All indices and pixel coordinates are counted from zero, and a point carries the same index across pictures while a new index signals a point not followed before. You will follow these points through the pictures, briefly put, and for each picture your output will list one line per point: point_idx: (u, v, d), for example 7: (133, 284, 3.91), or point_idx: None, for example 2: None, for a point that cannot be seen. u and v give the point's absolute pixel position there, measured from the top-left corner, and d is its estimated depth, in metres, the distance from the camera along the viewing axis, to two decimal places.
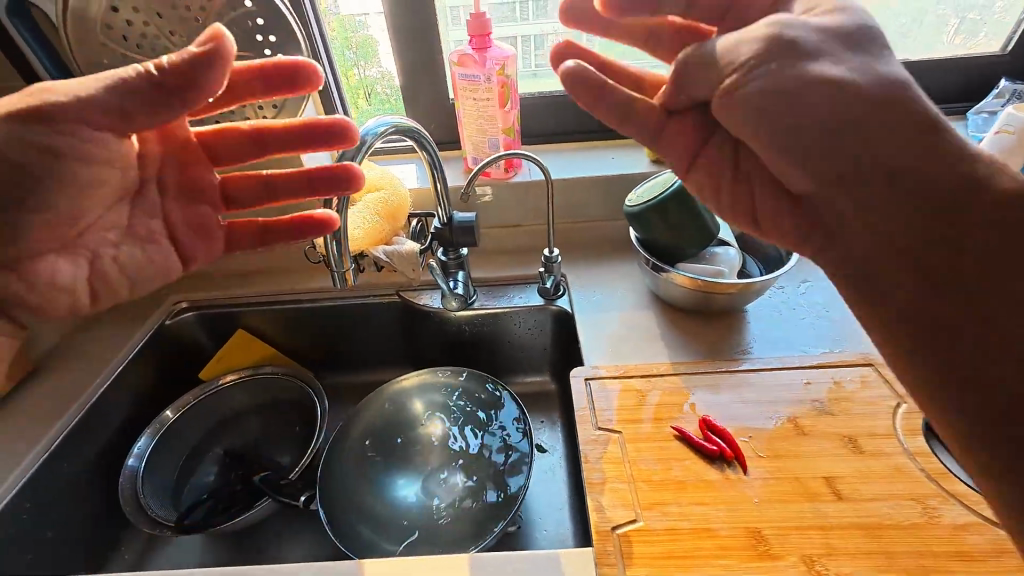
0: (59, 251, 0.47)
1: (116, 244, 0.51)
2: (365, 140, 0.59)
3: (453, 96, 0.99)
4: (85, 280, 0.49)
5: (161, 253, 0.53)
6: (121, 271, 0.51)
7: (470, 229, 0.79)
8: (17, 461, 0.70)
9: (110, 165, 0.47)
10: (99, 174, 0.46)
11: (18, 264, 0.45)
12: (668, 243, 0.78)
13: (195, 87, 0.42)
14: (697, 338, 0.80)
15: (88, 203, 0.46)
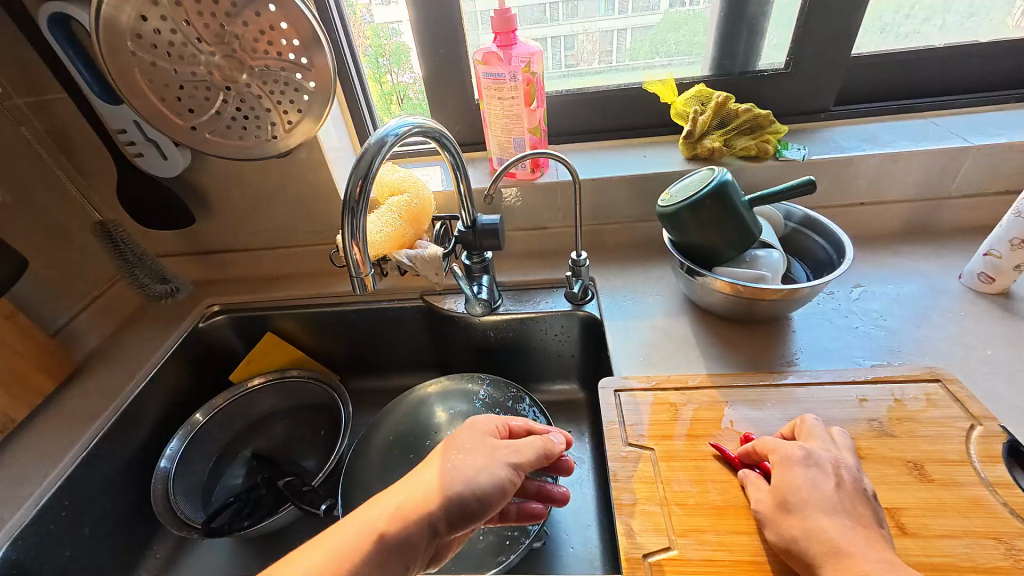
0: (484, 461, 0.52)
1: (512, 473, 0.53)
2: (385, 141, 0.56)
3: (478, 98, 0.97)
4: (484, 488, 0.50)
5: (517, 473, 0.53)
6: (506, 474, 0.52)
7: (495, 231, 0.78)
8: (58, 459, 0.72)
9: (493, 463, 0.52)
10: (485, 466, 0.51)
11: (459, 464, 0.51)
12: (707, 246, 0.72)
13: (475, 426, 0.57)
14: (737, 348, 0.74)
15: (488, 461, 0.52)
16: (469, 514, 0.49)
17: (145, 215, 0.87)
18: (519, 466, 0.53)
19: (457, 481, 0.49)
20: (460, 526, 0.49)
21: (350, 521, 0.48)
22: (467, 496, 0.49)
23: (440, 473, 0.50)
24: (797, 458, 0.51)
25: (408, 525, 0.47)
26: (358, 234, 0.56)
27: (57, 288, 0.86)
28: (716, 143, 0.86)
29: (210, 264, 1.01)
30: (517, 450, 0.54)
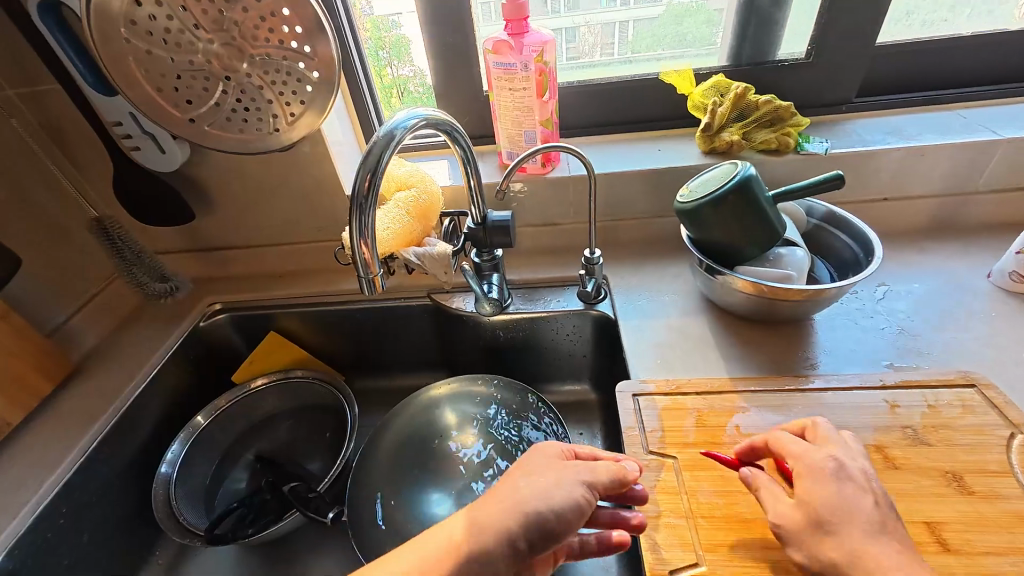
0: (555, 479, 0.49)
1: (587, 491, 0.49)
2: (394, 134, 0.53)
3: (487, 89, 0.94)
4: (558, 505, 0.47)
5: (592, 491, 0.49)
6: (580, 492, 0.48)
7: (506, 228, 0.75)
8: (56, 464, 0.70)
9: (566, 481, 0.49)
10: (557, 483, 0.49)
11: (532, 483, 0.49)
12: (729, 244, 0.69)
13: (545, 450, 0.55)
14: (758, 350, 0.72)
15: (561, 479, 0.49)
16: (546, 536, 0.46)
17: (142, 211, 0.84)
18: (593, 482, 0.50)
19: (531, 500, 0.47)
20: (538, 551, 0.46)
21: (426, 540, 0.47)
22: (541, 513, 0.46)
23: (511, 492, 0.48)
24: (829, 471, 0.47)
25: (484, 543, 0.45)
26: (366, 231, 0.52)
27: (52, 287, 0.84)
28: (734, 136, 0.83)
29: (210, 261, 0.98)
30: (590, 468, 0.51)
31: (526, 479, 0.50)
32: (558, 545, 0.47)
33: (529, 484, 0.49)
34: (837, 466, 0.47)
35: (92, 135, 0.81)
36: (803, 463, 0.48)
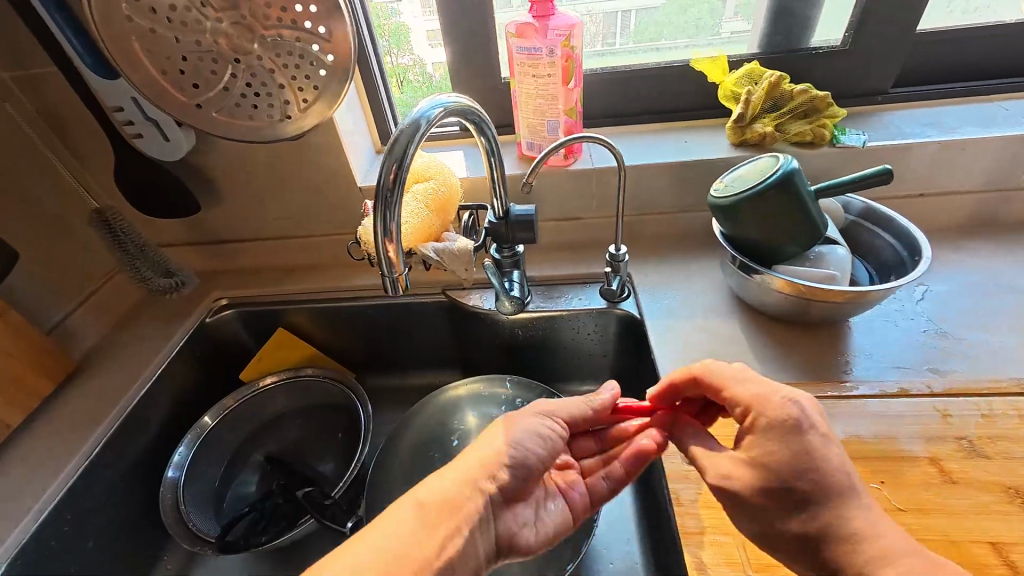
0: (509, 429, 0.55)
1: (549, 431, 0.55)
2: (419, 123, 0.49)
3: (507, 74, 0.90)
4: (517, 451, 0.53)
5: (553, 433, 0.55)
6: (538, 435, 0.54)
7: (529, 224, 0.72)
8: (59, 468, 0.67)
9: (524, 431, 0.54)
10: (512, 435, 0.54)
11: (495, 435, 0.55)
12: (766, 242, 0.66)
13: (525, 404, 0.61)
14: (794, 353, 0.68)
15: (516, 428, 0.55)
16: (516, 471, 0.52)
17: (146, 202, 0.80)
18: (549, 417, 0.56)
19: (491, 452, 0.53)
20: (509, 484, 0.52)
21: (388, 512, 0.48)
22: (503, 450, 0.53)
23: (470, 451, 0.53)
24: (787, 429, 0.42)
25: (448, 488, 0.49)
26: (393, 228, 0.49)
27: (53, 281, 0.80)
28: (767, 128, 0.79)
29: (217, 254, 0.95)
30: (547, 409, 0.57)
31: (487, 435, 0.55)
32: (536, 477, 0.54)
33: (486, 438, 0.55)
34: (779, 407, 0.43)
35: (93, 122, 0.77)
36: (760, 417, 0.44)
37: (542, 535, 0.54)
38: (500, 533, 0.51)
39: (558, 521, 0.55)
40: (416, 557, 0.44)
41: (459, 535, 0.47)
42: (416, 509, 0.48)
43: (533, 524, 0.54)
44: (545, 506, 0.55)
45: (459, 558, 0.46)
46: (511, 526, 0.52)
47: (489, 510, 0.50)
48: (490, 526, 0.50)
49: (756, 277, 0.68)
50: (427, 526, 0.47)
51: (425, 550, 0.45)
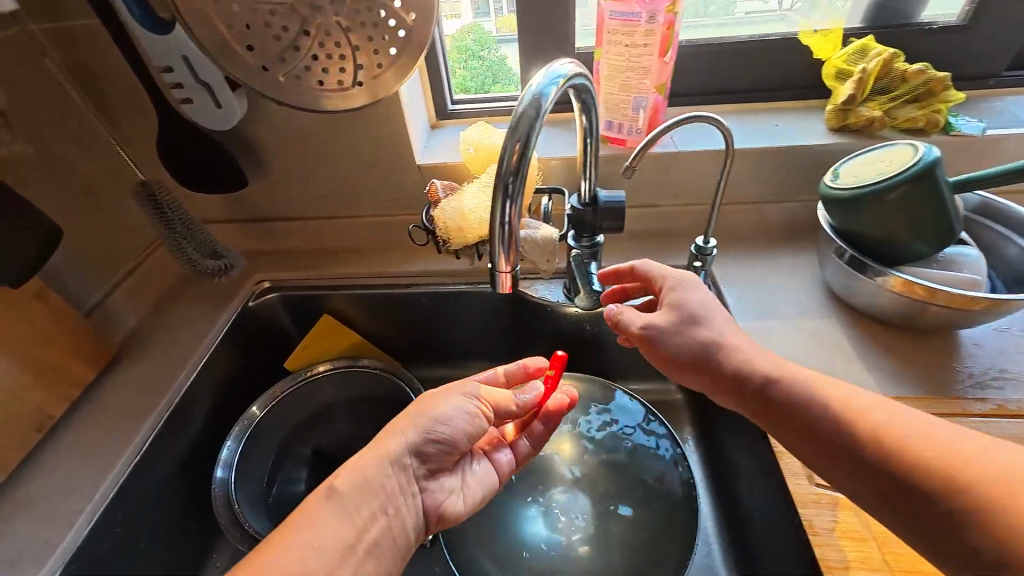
0: (430, 415, 0.56)
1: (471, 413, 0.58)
2: (540, 106, 0.41)
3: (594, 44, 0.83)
4: (434, 436, 0.56)
5: (474, 418, 0.58)
6: (457, 419, 0.57)
7: (619, 213, 0.65)
8: (108, 465, 0.62)
9: (444, 416, 0.57)
10: (430, 419, 0.56)
11: (416, 421, 0.56)
12: (889, 239, 0.60)
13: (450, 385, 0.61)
14: (906, 363, 0.62)
15: (438, 413, 0.57)
16: (441, 447, 0.56)
17: (194, 177, 0.74)
18: (477, 400, 0.59)
19: (413, 438, 0.55)
20: (431, 459, 0.56)
21: (304, 508, 0.50)
22: (429, 429, 0.56)
23: (384, 437, 0.55)
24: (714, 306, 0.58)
25: (367, 472, 0.52)
26: (511, 217, 0.42)
27: (91, 259, 0.74)
28: (875, 112, 0.72)
29: (259, 232, 0.88)
30: (475, 394, 0.59)
31: (404, 421, 0.56)
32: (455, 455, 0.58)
33: (404, 423, 0.56)
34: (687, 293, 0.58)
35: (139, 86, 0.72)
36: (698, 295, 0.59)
37: (468, 499, 0.60)
38: (427, 503, 0.56)
39: (482, 483, 0.61)
40: (338, 541, 0.48)
41: (383, 514, 0.52)
42: (332, 496, 0.50)
43: (458, 490, 0.59)
44: (470, 473, 0.61)
45: (382, 534, 0.51)
46: (436, 495, 0.57)
47: (410, 484, 0.55)
48: (414, 500, 0.55)
49: (872, 278, 0.62)
50: (348, 511, 0.50)
51: (349, 530, 0.49)
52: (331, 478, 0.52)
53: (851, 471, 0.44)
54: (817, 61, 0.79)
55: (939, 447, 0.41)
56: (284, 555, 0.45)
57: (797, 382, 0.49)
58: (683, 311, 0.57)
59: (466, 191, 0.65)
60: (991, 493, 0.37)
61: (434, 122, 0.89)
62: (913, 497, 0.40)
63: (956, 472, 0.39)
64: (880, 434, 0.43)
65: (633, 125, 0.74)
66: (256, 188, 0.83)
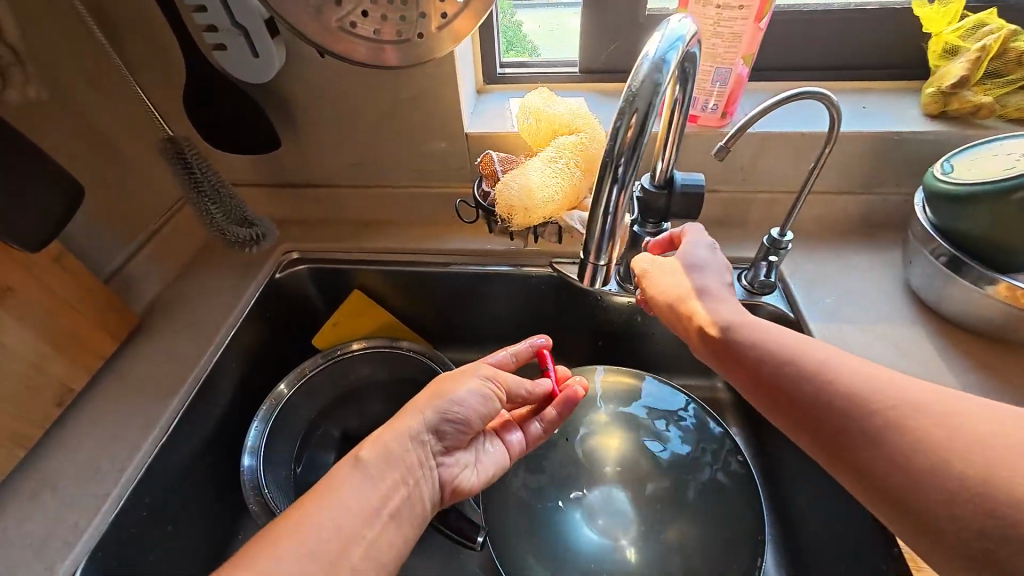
0: (444, 394, 0.52)
1: (484, 394, 0.53)
2: (662, 74, 0.34)
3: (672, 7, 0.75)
4: (448, 415, 0.51)
5: (487, 398, 0.53)
6: (474, 398, 0.53)
7: (698, 200, 0.52)
8: (134, 445, 0.58)
9: (463, 398, 0.52)
10: (450, 398, 0.52)
11: (433, 398, 0.52)
12: (1003, 244, 0.53)
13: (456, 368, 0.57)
14: (1004, 379, 0.56)
15: (454, 392, 0.52)
16: (457, 425, 0.52)
17: (227, 137, 0.69)
18: (490, 380, 0.55)
19: (430, 416, 0.51)
20: (448, 436, 0.52)
21: (329, 477, 0.46)
22: (445, 409, 0.51)
23: (399, 414, 0.51)
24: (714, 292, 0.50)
25: (389, 443, 0.48)
26: (617, 208, 0.38)
27: (112, 221, 0.70)
28: (984, 97, 0.65)
29: (288, 198, 0.82)
30: (489, 373, 0.55)
31: (425, 397, 0.52)
32: (469, 433, 0.54)
33: (423, 400, 0.52)
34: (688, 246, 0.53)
35: (167, 34, 0.65)
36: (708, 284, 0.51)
37: (482, 476, 0.55)
38: (444, 478, 0.52)
39: (496, 463, 0.57)
40: (364, 511, 0.44)
41: (404, 486, 0.47)
42: (359, 466, 0.46)
43: (472, 467, 0.55)
44: (483, 450, 0.57)
45: (404, 505, 0.47)
46: (452, 471, 0.52)
47: (428, 459, 0.50)
48: (432, 474, 0.50)
49: (973, 283, 0.56)
50: (373, 481, 0.46)
51: (373, 500, 0.45)
52: (360, 447, 0.48)
53: (798, 424, 0.41)
54: (915, 36, 0.71)
55: (895, 398, 0.37)
56: (310, 521, 0.42)
57: (761, 329, 0.46)
58: (681, 264, 0.53)
59: (530, 165, 0.60)
60: (942, 447, 0.34)
61: (480, 87, 0.81)
62: (856, 447, 0.37)
63: (915, 427, 0.35)
64: (841, 384, 0.39)
65: (717, 100, 0.67)
66: (285, 148, 0.76)
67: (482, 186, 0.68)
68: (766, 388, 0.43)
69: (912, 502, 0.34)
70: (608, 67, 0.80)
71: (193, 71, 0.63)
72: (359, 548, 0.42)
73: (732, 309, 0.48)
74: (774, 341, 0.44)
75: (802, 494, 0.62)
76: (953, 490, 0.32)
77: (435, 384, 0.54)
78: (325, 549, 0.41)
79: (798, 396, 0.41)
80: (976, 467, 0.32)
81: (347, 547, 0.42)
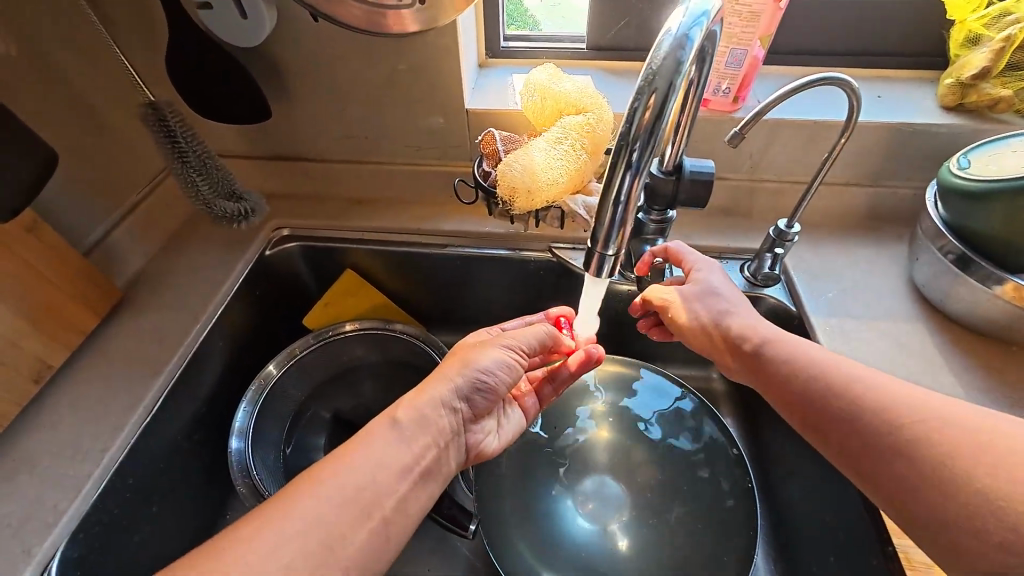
0: (471, 361, 0.51)
1: (511, 361, 0.53)
2: (684, 54, 0.32)
3: None
4: (477, 382, 0.51)
5: (513, 366, 0.53)
6: (501, 364, 0.52)
7: (707, 187, 0.51)
8: (117, 426, 0.57)
9: (491, 366, 0.52)
10: (478, 366, 0.51)
11: (462, 365, 0.51)
12: (1018, 244, 0.52)
13: (474, 338, 0.57)
14: (1003, 379, 0.56)
15: (482, 358, 0.52)
16: (484, 393, 0.52)
17: (216, 103, 0.65)
18: (513, 348, 0.54)
19: (462, 381, 0.50)
20: (477, 405, 0.52)
21: (365, 432, 0.44)
22: (475, 378, 0.51)
23: (426, 380, 0.50)
24: (731, 310, 0.51)
25: (423, 406, 0.47)
26: (629, 196, 0.36)
27: (92, 190, 0.66)
28: (1003, 91, 0.63)
29: (278, 172, 0.79)
30: (515, 339, 0.54)
31: (455, 362, 0.52)
32: (496, 399, 0.54)
33: (453, 364, 0.52)
34: (704, 274, 0.54)
35: None
36: (730, 302, 0.52)
37: (503, 440, 0.56)
38: (470, 443, 0.52)
39: (515, 428, 0.58)
40: (399, 467, 0.43)
41: (435, 448, 0.47)
42: (395, 426, 0.45)
43: (495, 432, 0.56)
44: (504, 417, 0.58)
45: (437, 466, 0.47)
46: (477, 436, 0.53)
47: (459, 426, 0.50)
48: (460, 441, 0.50)
49: (981, 282, 0.55)
50: (408, 441, 0.45)
51: (408, 459, 0.44)
52: (394, 407, 0.47)
53: (826, 439, 0.40)
54: (935, 23, 0.69)
55: (923, 411, 0.37)
56: (346, 471, 0.40)
57: (789, 345, 0.46)
58: (695, 291, 0.53)
59: (533, 146, 0.57)
60: (977, 472, 0.33)
61: (482, 61, 0.78)
62: (885, 462, 0.36)
63: (945, 449, 0.34)
64: (870, 401, 0.38)
65: (730, 83, 0.64)
66: (276, 119, 0.73)
67: (483, 166, 0.65)
68: (794, 402, 0.43)
69: (938, 518, 0.34)
70: (616, 45, 0.76)
71: (181, 56, 0.61)
72: (392, 499, 0.41)
73: (758, 326, 0.48)
74: (801, 356, 0.44)
75: (794, 486, 0.62)
76: (984, 517, 0.32)
77: (461, 352, 0.53)
78: (359, 497, 0.40)
79: (826, 411, 0.40)
80: (1010, 487, 0.32)
81: (381, 498, 0.41)
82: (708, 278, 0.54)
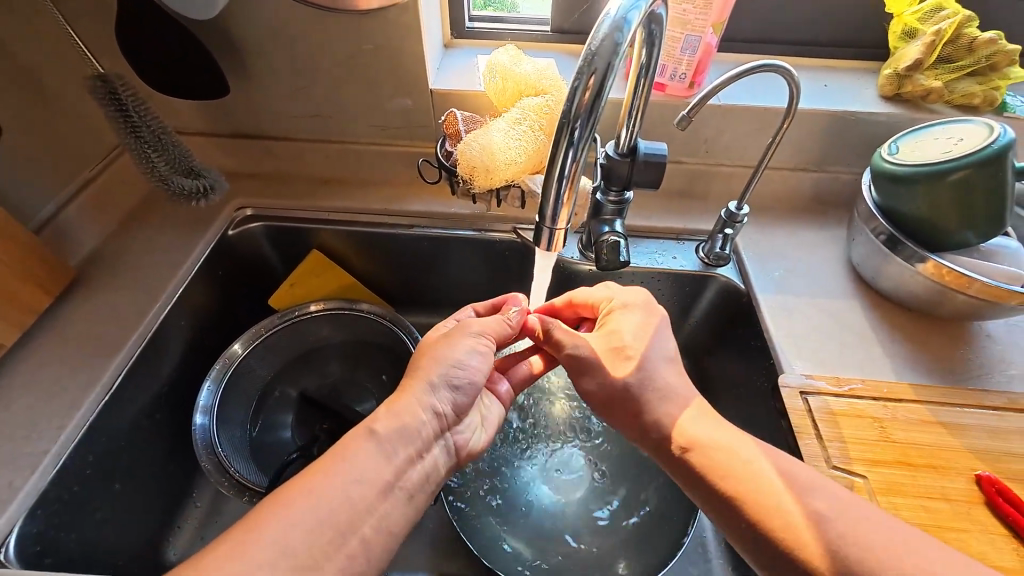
0: (439, 359, 0.52)
1: (478, 345, 0.54)
2: (622, 36, 0.34)
3: None
4: (447, 379, 0.52)
5: (482, 352, 0.55)
6: (473, 351, 0.54)
7: (659, 169, 0.53)
8: (74, 404, 0.56)
9: (464, 363, 0.53)
10: (449, 361, 0.52)
11: (431, 367, 0.52)
12: (936, 225, 0.57)
13: (439, 329, 0.58)
14: (920, 351, 0.61)
15: (450, 350, 0.53)
16: (459, 389, 0.52)
17: (197, 91, 0.68)
18: (479, 335, 0.55)
19: (438, 379, 0.51)
20: (457, 403, 0.52)
21: (343, 446, 0.44)
22: (449, 374, 0.52)
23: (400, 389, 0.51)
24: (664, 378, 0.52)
25: (400, 417, 0.48)
26: (572, 169, 0.37)
27: (37, 164, 0.64)
28: (934, 82, 0.67)
29: (240, 150, 0.78)
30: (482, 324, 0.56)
31: (427, 358, 0.53)
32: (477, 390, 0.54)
33: (425, 361, 0.53)
34: (649, 318, 0.56)
35: None
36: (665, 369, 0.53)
37: (491, 433, 0.57)
38: (456, 445, 0.52)
39: (498, 415, 0.59)
40: (379, 482, 0.43)
41: (418, 457, 0.47)
42: (375, 439, 0.46)
43: (480, 427, 0.56)
44: (486, 407, 0.58)
45: (421, 476, 0.47)
46: (463, 435, 0.53)
47: (442, 428, 0.51)
48: (446, 443, 0.51)
49: (906, 260, 0.60)
50: (386, 453, 0.45)
51: (389, 473, 0.45)
52: (376, 420, 0.47)
53: (725, 515, 0.44)
54: (877, 16, 0.73)
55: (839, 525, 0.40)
56: (323, 489, 0.41)
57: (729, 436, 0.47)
58: (636, 354, 0.53)
59: (493, 126, 0.59)
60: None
61: (447, 41, 0.78)
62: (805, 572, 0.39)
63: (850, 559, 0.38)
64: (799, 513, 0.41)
65: (684, 68, 0.67)
66: (235, 95, 0.72)
67: (446, 146, 0.66)
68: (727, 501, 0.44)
69: None
70: (580, 28, 0.78)
71: (163, 47, 0.62)
72: (370, 520, 0.42)
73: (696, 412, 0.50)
74: (691, 434, 0.48)
75: None
76: None
77: (431, 348, 0.54)
78: (337, 519, 0.40)
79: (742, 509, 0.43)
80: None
81: (360, 518, 0.41)
82: (642, 323, 0.55)
